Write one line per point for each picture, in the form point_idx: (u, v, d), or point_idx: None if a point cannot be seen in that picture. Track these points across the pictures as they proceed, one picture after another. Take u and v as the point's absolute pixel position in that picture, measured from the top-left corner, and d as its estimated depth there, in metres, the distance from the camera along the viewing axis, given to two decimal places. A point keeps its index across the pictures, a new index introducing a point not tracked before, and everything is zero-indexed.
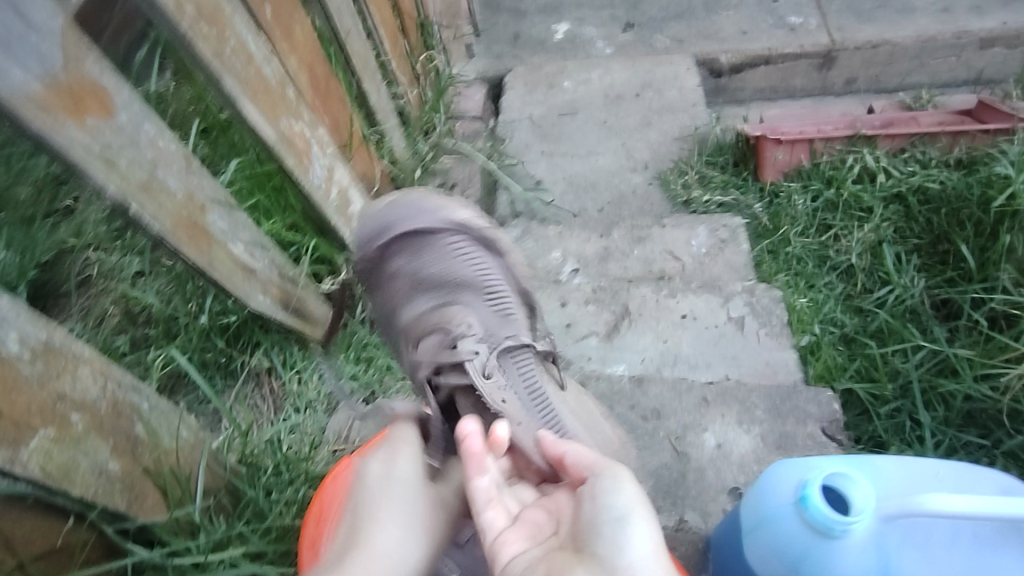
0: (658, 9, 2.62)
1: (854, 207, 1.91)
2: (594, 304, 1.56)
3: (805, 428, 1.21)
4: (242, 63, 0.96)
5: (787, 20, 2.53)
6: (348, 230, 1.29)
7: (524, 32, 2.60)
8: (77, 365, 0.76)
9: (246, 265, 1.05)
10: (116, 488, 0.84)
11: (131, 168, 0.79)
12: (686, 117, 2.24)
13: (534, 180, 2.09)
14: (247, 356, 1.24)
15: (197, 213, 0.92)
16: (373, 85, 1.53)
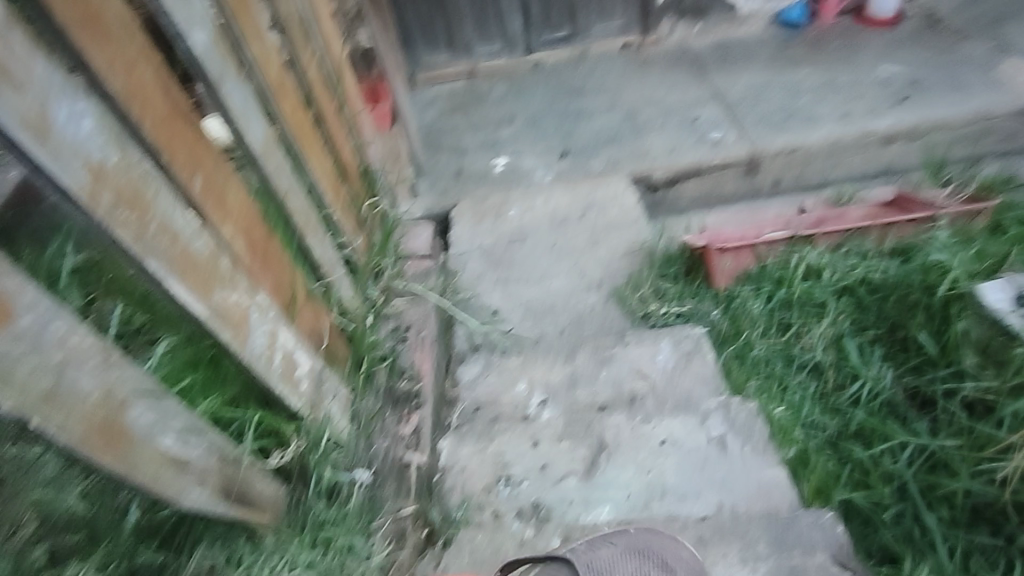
0: (590, 137, 2.77)
1: (807, 305, 1.93)
2: (567, 439, 1.47)
3: (815, 558, 1.16)
4: (167, 243, 0.92)
5: (709, 135, 2.70)
6: (296, 396, 1.21)
7: (466, 168, 2.70)
8: None
9: (178, 458, 0.94)
10: None
11: (32, 378, 0.71)
12: (631, 232, 2.29)
13: (490, 311, 2.07)
14: (184, 560, 1.08)
15: (116, 411, 0.83)
16: (318, 240, 1.50)
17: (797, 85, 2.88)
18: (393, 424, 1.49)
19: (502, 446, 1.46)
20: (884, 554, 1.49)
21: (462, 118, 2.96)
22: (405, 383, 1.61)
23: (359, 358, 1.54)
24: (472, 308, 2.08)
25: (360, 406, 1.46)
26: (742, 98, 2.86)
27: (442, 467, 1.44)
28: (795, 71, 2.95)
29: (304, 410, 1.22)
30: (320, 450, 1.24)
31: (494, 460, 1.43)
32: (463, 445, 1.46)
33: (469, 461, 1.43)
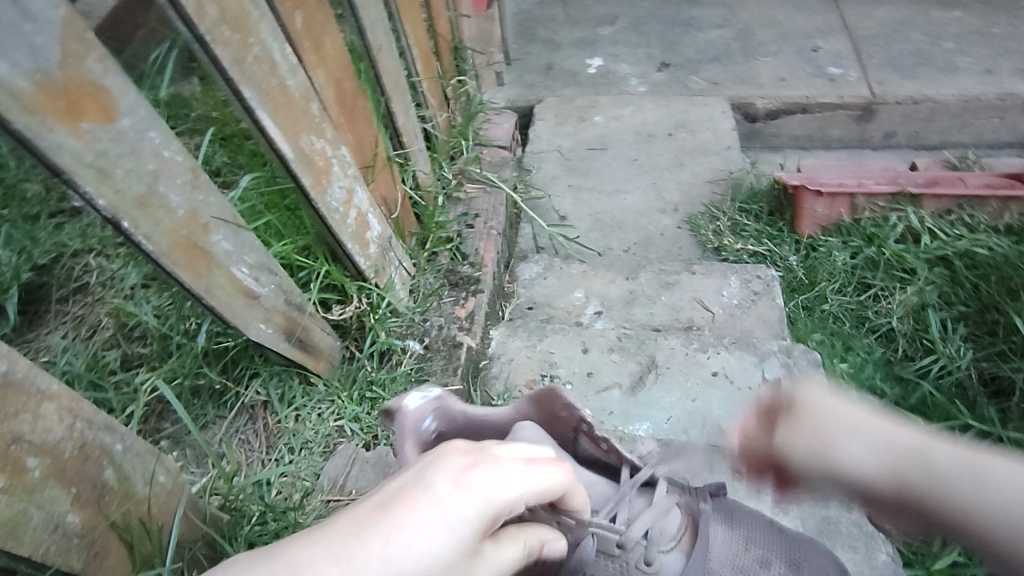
0: (695, 52, 2.56)
1: (895, 267, 1.81)
2: (617, 352, 1.46)
3: (850, 514, 1.14)
4: (264, 74, 0.92)
5: (827, 70, 2.45)
6: (364, 257, 1.21)
7: (558, 64, 2.55)
8: (39, 402, 0.68)
9: (248, 290, 0.96)
10: (72, 546, 0.73)
11: (127, 180, 0.74)
12: (720, 159, 2.15)
13: (558, 215, 2.02)
14: (242, 388, 1.14)
15: (199, 232, 0.86)
16: (403, 106, 1.46)
17: (940, 29, 2.56)
18: (448, 306, 1.39)
19: (552, 346, 1.47)
20: None
21: (561, 9, 2.77)
22: (466, 268, 1.48)
23: (424, 237, 1.50)
24: (541, 210, 2.03)
25: (417, 283, 1.41)
26: (874, 35, 2.57)
27: (490, 354, 1.46)
28: (941, 14, 2.62)
29: (369, 271, 1.22)
30: (379, 312, 1.24)
31: (542, 357, 1.45)
32: (514, 337, 1.48)
33: (517, 354, 1.45)
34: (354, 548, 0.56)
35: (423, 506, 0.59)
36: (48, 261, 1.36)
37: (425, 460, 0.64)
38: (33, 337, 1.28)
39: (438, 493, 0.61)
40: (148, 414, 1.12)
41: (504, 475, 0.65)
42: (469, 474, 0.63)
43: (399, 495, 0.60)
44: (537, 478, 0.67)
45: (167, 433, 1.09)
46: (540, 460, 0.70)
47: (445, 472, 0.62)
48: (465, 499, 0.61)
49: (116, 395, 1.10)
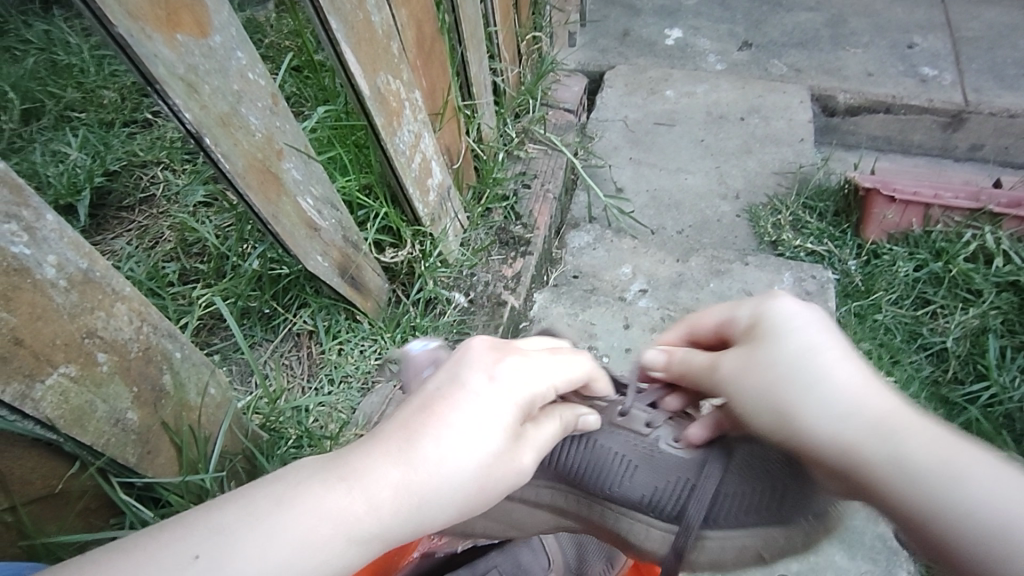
0: (781, 34, 2.44)
1: (960, 286, 1.73)
2: (658, 333, 1.45)
3: (876, 526, 1.13)
4: (351, 6, 0.93)
5: (919, 69, 2.31)
6: (423, 204, 1.21)
7: (635, 31, 2.46)
8: (113, 301, 0.71)
9: (310, 222, 0.98)
10: (129, 441, 0.77)
11: (213, 97, 0.75)
12: (791, 150, 2.06)
13: (615, 186, 1.98)
14: (291, 315, 1.17)
15: (273, 158, 0.87)
16: (478, 57, 1.44)
17: None
18: (496, 264, 1.38)
19: (594, 317, 1.48)
20: None
21: None
22: (518, 229, 1.47)
23: (480, 192, 1.49)
24: (599, 179, 2.00)
25: (468, 237, 1.41)
26: (977, 37, 2.41)
27: (530, 317, 1.48)
28: None
29: (426, 219, 1.23)
30: (430, 260, 1.24)
31: (582, 327, 1.46)
32: (557, 304, 1.50)
33: (558, 320, 1.47)
34: (398, 457, 0.60)
35: (456, 414, 0.62)
36: (118, 168, 1.41)
37: (458, 358, 0.68)
38: (99, 239, 1.32)
39: (474, 385, 0.64)
40: (200, 328, 1.16)
41: (535, 367, 0.69)
42: (498, 372, 0.65)
43: (429, 405, 0.63)
44: (559, 373, 0.72)
45: (216, 348, 1.14)
46: (567, 358, 0.74)
47: (481, 359, 0.67)
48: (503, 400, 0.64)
49: (172, 305, 1.15)
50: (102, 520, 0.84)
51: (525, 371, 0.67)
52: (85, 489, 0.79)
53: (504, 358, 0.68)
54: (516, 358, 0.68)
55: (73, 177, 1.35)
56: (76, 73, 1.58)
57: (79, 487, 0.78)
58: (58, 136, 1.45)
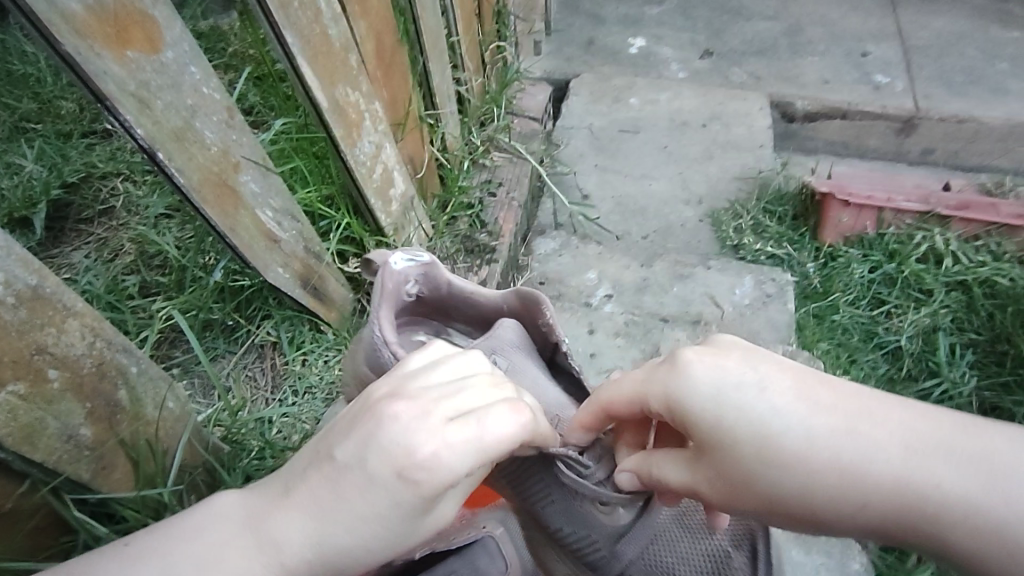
0: (740, 43, 2.51)
1: (913, 287, 1.80)
2: (623, 338, 1.49)
3: (828, 519, 1.17)
4: (307, 20, 0.94)
5: (873, 77, 2.39)
6: (385, 213, 1.22)
7: (599, 40, 2.50)
8: (65, 318, 0.71)
9: (270, 234, 0.98)
10: (84, 456, 0.77)
11: (166, 113, 0.76)
12: (751, 156, 2.12)
13: (580, 193, 2.01)
14: (253, 327, 1.16)
15: (229, 171, 0.87)
16: (440, 67, 1.45)
17: (996, 48, 2.49)
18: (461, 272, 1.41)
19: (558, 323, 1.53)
20: None
21: None
22: (483, 237, 1.48)
23: (445, 201, 1.51)
24: (565, 186, 2.02)
25: (434, 246, 1.42)
26: (927, 45, 2.50)
27: None
28: (1000, 32, 2.55)
29: (389, 229, 1.23)
30: None
31: None
32: None
33: None
34: (314, 506, 0.65)
35: (358, 481, 0.63)
36: (77, 181, 1.39)
37: (366, 432, 0.65)
38: (57, 252, 1.30)
39: (376, 470, 0.63)
40: (161, 341, 1.15)
41: (446, 441, 0.62)
42: (406, 450, 0.62)
43: (342, 470, 0.64)
44: (474, 438, 0.63)
45: (178, 362, 1.13)
46: (479, 418, 0.64)
47: (388, 437, 0.63)
48: (395, 477, 0.62)
49: (132, 319, 1.14)
50: (53, 538, 0.83)
51: (424, 451, 0.62)
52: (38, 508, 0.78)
53: (411, 434, 0.63)
54: (413, 434, 0.63)
55: (29, 190, 1.33)
56: (33, 83, 1.55)
57: (31, 507, 0.77)
58: (13, 148, 1.42)
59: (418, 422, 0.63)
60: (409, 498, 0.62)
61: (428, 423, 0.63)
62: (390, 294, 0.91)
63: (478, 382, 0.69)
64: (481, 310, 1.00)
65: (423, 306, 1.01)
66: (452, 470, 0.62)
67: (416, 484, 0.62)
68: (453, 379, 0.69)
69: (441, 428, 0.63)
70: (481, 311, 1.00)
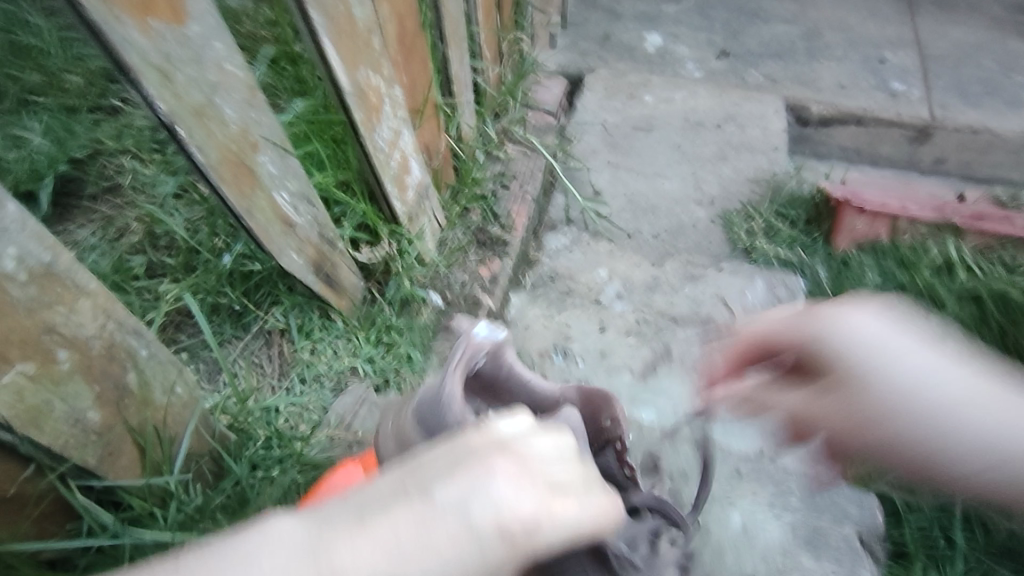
0: (757, 44, 2.48)
1: (925, 296, 1.77)
2: (634, 337, 1.47)
3: (841, 529, 1.16)
4: None
5: (890, 84, 2.37)
6: (401, 202, 1.19)
7: (615, 35, 2.47)
8: (75, 297, 0.68)
9: (285, 218, 0.96)
10: (89, 442, 0.74)
11: (187, 87, 0.73)
12: (765, 159, 2.10)
13: (593, 189, 1.98)
14: (262, 312, 1.14)
15: (248, 151, 0.85)
16: (459, 55, 1.43)
17: (1014, 60, 2.47)
18: (473, 263, 1.38)
19: (570, 319, 1.48)
20: (894, 549, 1.34)
21: None
22: (496, 229, 1.46)
23: (458, 191, 1.47)
24: (577, 182, 2.00)
25: (446, 237, 1.39)
26: (944, 54, 2.48)
27: (507, 318, 1.47)
28: (1018, 44, 2.53)
29: (404, 218, 1.21)
30: (406, 259, 1.22)
31: (558, 329, 1.46)
32: (533, 305, 1.50)
33: (534, 322, 1.47)
34: (394, 540, 0.50)
35: (454, 526, 0.50)
36: (83, 157, 1.36)
37: (470, 473, 0.53)
38: (62, 229, 1.27)
39: (474, 520, 0.50)
40: (166, 324, 1.12)
41: (556, 506, 0.53)
42: (516, 506, 0.51)
43: (438, 509, 0.51)
44: (584, 514, 0.54)
45: (183, 345, 1.11)
46: (579, 493, 0.56)
47: (502, 484, 0.52)
48: (496, 533, 0.51)
49: (138, 300, 1.11)
50: (58, 524, 0.81)
51: (531, 511, 0.52)
52: (40, 492, 0.76)
53: (521, 486, 0.52)
54: (523, 488, 0.52)
55: (34, 164, 1.30)
56: (39, 55, 1.50)
57: (33, 492, 0.75)
58: (19, 120, 1.38)
59: (528, 476, 0.54)
60: (497, 559, 0.51)
61: (541, 485, 0.54)
62: (464, 363, 0.89)
63: (567, 450, 0.59)
64: (534, 398, 0.95)
65: (476, 383, 0.96)
66: (553, 543, 0.52)
67: (516, 544, 0.51)
68: (553, 442, 0.59)
69: (550, 490, 0.54)
70: (533, 398, 0.95)
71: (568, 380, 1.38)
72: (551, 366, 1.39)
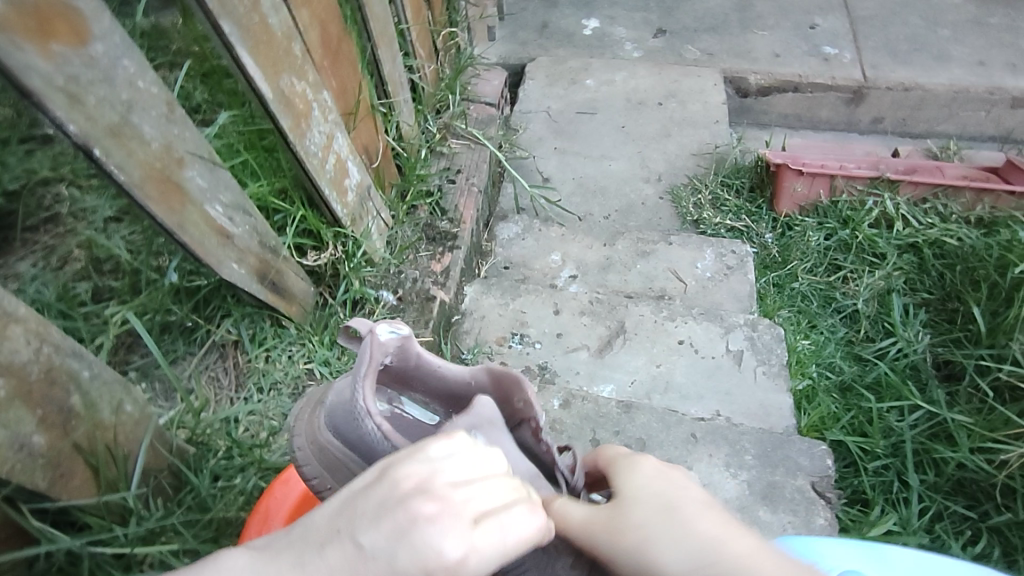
0: (692, 20, 2.53)
1: (867, 251, 1.84)
2: (589, 316, 1.49)
3: (794, 480, 1.19)
4: (245, 9, 0.91)
5: (822, 49, 2.44)
6: (341, 204, 1.22)
7: (553, 23, 2.50)
8: (6, 323, 0.69)
9: (221, 230, 0.97)
10: (38, 466, 0.75)
11: (100, 108, 0.74)
12: (707, 132, 2.15)
13: (541, 177, 2.01)
14: (213, 326, 1.14)
15: (173, 167, 0.86)
16: (390, 55, 1.44)
17: (938, 16, 2.56)
18: (424, 260, 1.40)
19: (525, 306, 1.49)
20: (856, 497, 1.45)
21: None
22: (445, 224, 1.49)
23: (404, 189, 1.49)
24: (525, 171, 2.03)
25: (395, 235, 1.41)
26: (872, 16, 2.56)
27: (462, 310, 1.48)
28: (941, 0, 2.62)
29: (346, 219, 1.23)
30: (354, 260, 1.25)
31: (514, 316, 1.48)
32: (488, 295, 1.51)
33: (489, 311, 1.48)
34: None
35: (380, 572, 0.57)
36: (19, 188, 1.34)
37: (397, 526, 0.58)
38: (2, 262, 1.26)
39: (398, 563, 0.56)
40: (118, 347, 1.12)
41: (484, 538, 0.57)
42: (441, 546, 0.56)
43: (367, 558, 0.57)
44: (511, 537, 0.58)
45: (136, 366, 1.10)
46: (503, 519, 0.58)
47: (424, 531, 0.57)
48: (422, 572, 0.56)
49: (86, 326, 1.11)
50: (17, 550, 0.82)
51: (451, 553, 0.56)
52: None
53: (436, 529, 0.57)
54: (443, 534, 0.57)
55: None
56: None
57: None
58: None
59: (451, 513, 0.58)
60: None
61: (464, 520, 0.58)
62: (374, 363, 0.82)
63: (496, 480, 0.63)
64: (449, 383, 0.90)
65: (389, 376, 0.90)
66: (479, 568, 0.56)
67: None
68: (478, 470, 0.63)
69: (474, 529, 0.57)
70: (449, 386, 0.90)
71: (528, 364, 1.40)
72: (509, 353, 1.42)
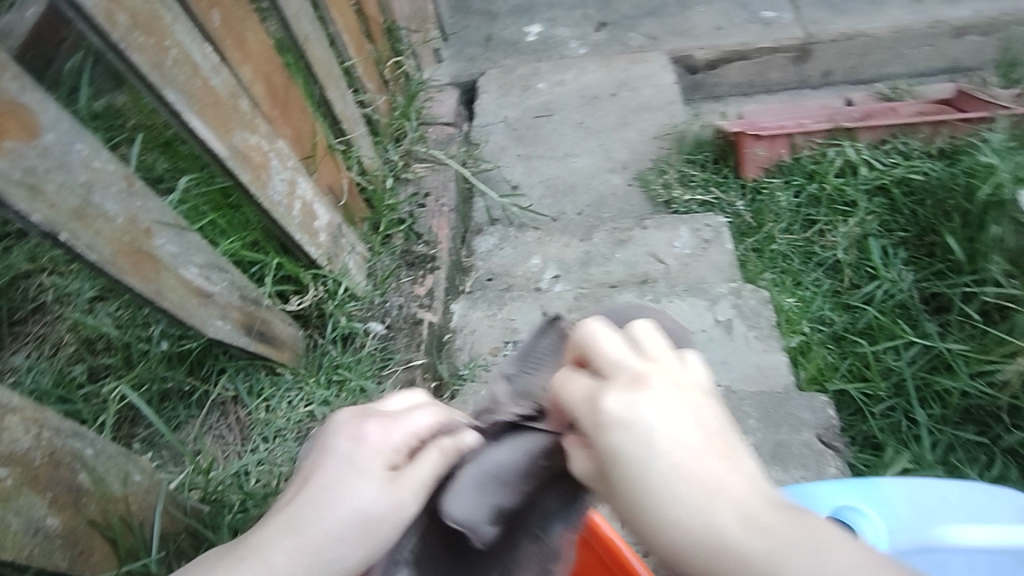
0: (632, 9, 2.57)
1: (838, 201, 1.86)
2: (576, 312, 1.51)
3: (800, 435, 1.21)
4: (186, 75, 0.94)
5: (761, 14, 2.48)
6: (314, 246, 1.24)
7: (497, 35, 2.54)
8: (3, 415, 0.71)
9: (200, 290, 0.99)
10: (56, 547, 0.77)
11: (61, 194, 0.76)
12: (664, 114, 2.19)
13: (509, 186, 2.04)
14: (210, 385, 1.16)
15: (142, 237, 0.88)
16: (340, 93, 1.47)
17: None
18: (407, 286, 1.42)
19: (513, 313, 1.51)
20: (867, 442, 1.48)
21: None
22: (421, 248, 1.51)
23: (377, 221, 1.51)
24: (493, 182, 2.05)
25: (374, 266, 1.43)
26: None
27: (453, 327, 1.50)
28: None
29: (322, 260, 1.26)
30: (337, 298, 1.28)
31: (504, 325, 1.49)
32: (474, 309, 1.53)
33: (479, 324, 1.50)
34: (286, 510, 0.68)
35: (324, 468, 0.69)
36: None
37: (328, 438, 0.73)
38: None
39: (335, 454, 0.70)
40: (121, 422, 1.14)
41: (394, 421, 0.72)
42: (359, 431, 0.71)
43: (313, 469, 0.70)
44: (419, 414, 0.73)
45: (142, 437, 1.12)
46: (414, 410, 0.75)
47: (348, 430, 0.72)
48: (352, 450, 0.70)
49: (87, 407, 1.13)
50: None
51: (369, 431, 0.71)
52: None
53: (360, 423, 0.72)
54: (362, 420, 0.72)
55: None
56: None
57: None
58: None
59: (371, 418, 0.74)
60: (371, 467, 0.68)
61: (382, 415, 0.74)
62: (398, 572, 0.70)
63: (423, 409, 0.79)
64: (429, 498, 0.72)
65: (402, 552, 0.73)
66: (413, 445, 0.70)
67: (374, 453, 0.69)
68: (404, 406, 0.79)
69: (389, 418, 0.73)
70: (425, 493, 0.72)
71: None
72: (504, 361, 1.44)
